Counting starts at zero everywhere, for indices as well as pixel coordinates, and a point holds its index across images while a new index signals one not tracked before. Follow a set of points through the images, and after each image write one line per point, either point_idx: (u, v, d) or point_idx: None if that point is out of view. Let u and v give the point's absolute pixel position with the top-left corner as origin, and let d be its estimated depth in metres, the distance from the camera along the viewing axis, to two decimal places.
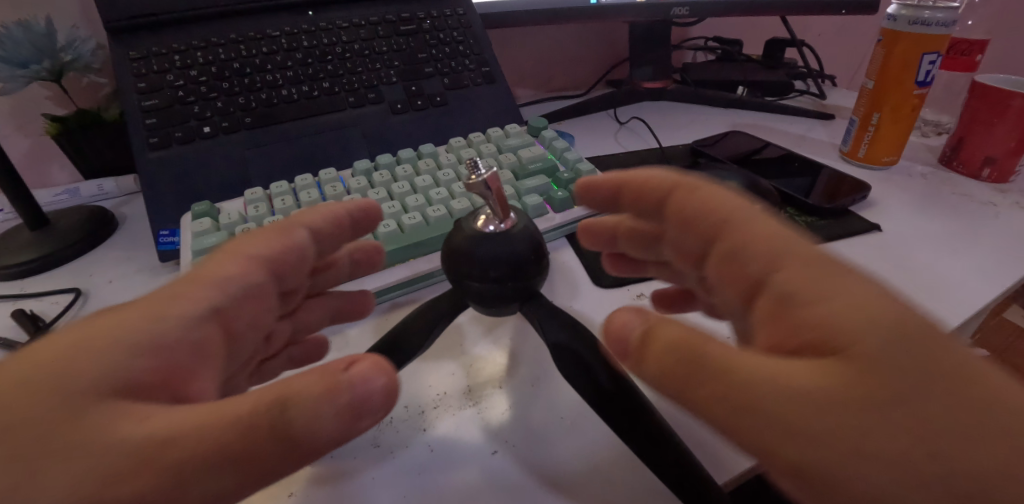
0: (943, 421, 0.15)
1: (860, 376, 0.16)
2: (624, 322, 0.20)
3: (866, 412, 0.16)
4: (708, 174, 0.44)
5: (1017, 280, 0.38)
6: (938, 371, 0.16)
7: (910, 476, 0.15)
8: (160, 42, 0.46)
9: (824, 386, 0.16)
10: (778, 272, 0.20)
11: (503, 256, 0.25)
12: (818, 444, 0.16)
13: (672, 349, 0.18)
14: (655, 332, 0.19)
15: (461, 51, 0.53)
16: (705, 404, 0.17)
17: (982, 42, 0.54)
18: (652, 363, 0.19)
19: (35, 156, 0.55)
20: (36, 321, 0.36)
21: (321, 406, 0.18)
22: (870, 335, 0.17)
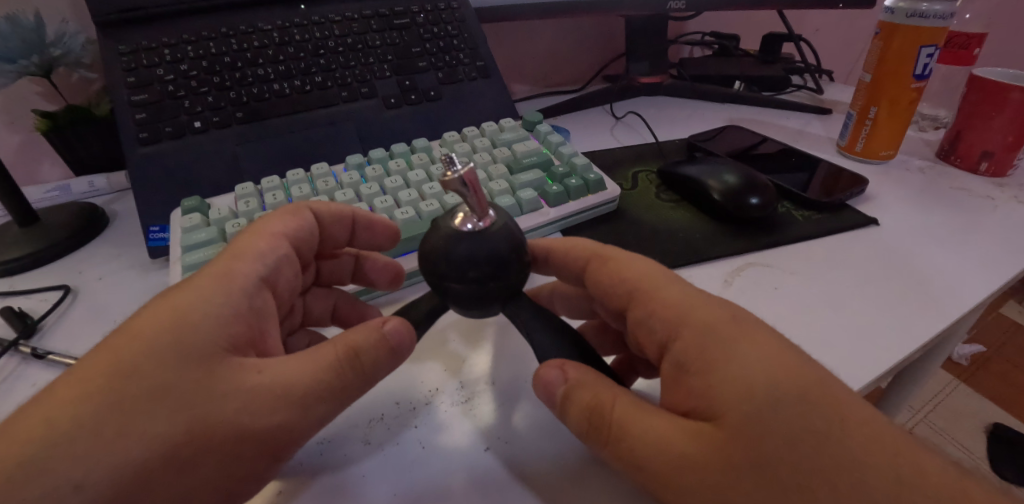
0: (791, 480, 0.19)
1: (726, 441, 0.20)
2: (547, 382, 0.24)
3: (728, 470, 0.20)
4: (704, 169, 0.44)
5: (1015, 274, 0.37)
6: (793, 435, 0.20)
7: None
8: (149, 36, 0.45)
9: (695, 450, 0.21)
10: (677, 341, 0.24)
11: (482, 255, 0.24)
12: (690, 494, 0.20)
13: (584, 410, 0.23)
14: (572, 394, 0.24)
15: (455, 45, 0.53)
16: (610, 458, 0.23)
17: (979, 36, 0.54)
18: (573, 418, 0.24)
19: (25, 152, 0.54)
20: (24, 318, 0.35)
21: (379, 346, 0.25)
22: (738, 406, 0.20)
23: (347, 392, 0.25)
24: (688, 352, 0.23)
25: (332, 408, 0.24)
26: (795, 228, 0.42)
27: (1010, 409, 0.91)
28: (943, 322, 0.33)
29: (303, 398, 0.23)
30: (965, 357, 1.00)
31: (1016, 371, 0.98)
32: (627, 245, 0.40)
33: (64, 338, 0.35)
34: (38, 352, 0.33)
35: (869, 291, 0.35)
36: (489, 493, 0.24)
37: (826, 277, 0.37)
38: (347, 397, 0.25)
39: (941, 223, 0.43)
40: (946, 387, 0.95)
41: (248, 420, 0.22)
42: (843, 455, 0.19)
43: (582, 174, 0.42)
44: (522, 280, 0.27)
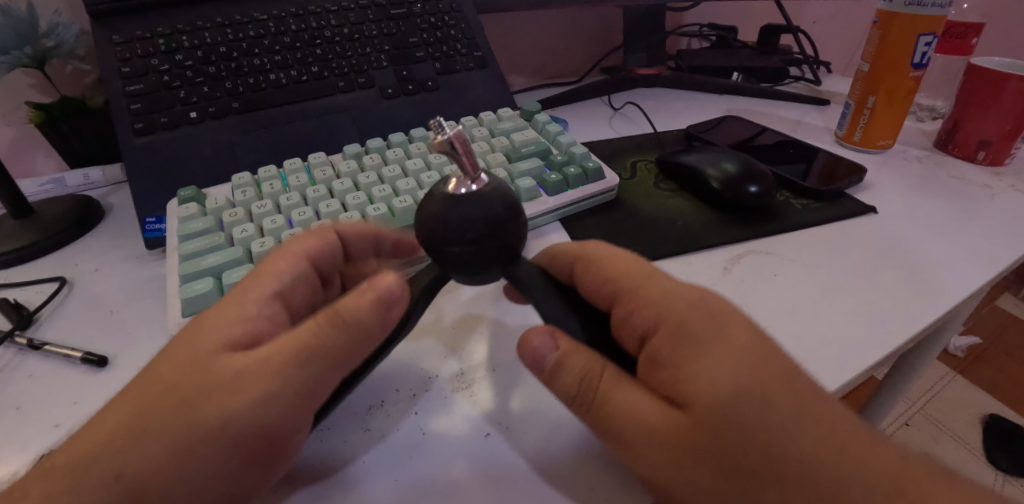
0: (748, 466, 0.20)
1: (691, 428, 0.21)
2: (537, 348, 0.24)
3: (693, 451, 0.20)
4: (703, 157, 0.44)
5: (1011, 261, 0.38)
6: (756, 430, 0.20)
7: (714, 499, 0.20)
8: (144, 26, 0.44)
9: (664, 428, 0.21)
10: (655, 338, 0.23)
11: (479, 219, 0.24)
12: (658, 467, 0.21)
13: (575, 379, 0.23)
14: (564, 363, 0.24)
15: (453, 35, 0.53)
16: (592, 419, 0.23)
17: (977, 25, 0.54)
18: (563, 386, 0.24)
19: (19, 145, 0.53)
20: (20, 310, 0.35)
21: (365, 308, 0.24)
22: (706, 397, 0.20)
23: (336, 354, 0.24)
24: (665, 347, 0.23)
25: (323, 377, 0.24)
26: (793, 216, 0.42)
27: (1005, 399, 0.92)
28: (939, 308, 0.33)
29: (282, 373, 0.23)
30: (961, 349, 1.00)
31: (1012, 364, 0.98)
32: (624, 233, 0.40)
33: (59, 329, 0.34)
34: (34, 344, 0.32)
35: (869, 279, 0.35)
36: (492, 482, 0.24)
37: (824, 264, 0.37)
38: (335, 361, 0.24)
39: (939, 212, 0.43)
40: (942, 379, 0.96)
41: (234, 409, 0.22)
42: (791, 465, 0.20)
43: (581, 163, 0.42)
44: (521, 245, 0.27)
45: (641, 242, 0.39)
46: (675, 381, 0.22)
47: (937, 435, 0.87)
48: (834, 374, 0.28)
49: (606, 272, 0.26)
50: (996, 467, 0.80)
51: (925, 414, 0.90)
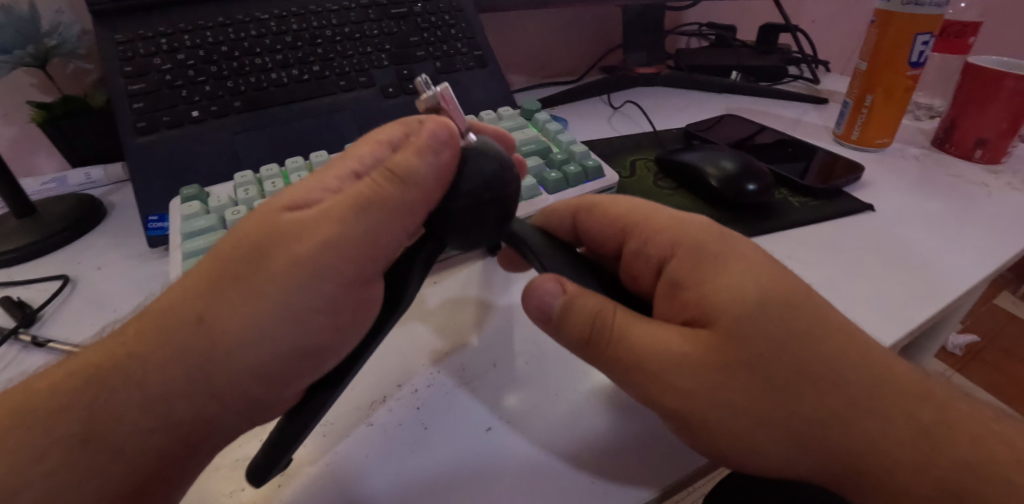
0: (778, 374, 0.22)
1: (723, 344, 0.22)
2: (544, 295, 0.25)
3: (728, 368, 0.22)
4: (703, 155, 0.44)
5: (1008, 257, 0.38)
6: (782, 339, 0.22)
7: (748, 414, 0.22)
8: (146, 26, 0.45)
9: (695, 355, 0.22)
10: (673, 262, 0.26)
11: (476, 177, 0.25)
12: (693, 393, 0.22)
13: (586, 319, 0.24)
14: (574, 303, 0.24)
15: (453, 34, 0.53)
16: (613, 355, 0.24)
17: (974, 24, 0.54)
18: (573, 328, 0.24)
19: (21, 144, 0.54)
20: (24, 308, 0.35)
21: (419, 161, 0.24)
22: (736, 311, 0.22)
23: (397, 206, 0.23)
24: (684, 269, 0.25)
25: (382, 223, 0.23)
26: (792, 214, 0.42)
27: (1003, 396, 0.93)
28: (936, 303, 0.33)
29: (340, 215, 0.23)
30: (960, 347, 1.01)
31: (1011, 361, 0.99)
32: None
33: (63, 327, 0.35)
34: (38, 341, 0.33)
35: (865, 276, 0.36)
36: (492, 476, 0.24)
37: (823, 261, 0.37)
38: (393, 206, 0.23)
39: (936, 209, 0.43)
40: (940, 376, 0.96)
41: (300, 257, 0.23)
42: (813, 368, 0.22)
43: (581, 161, 0.42)
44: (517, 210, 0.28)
45: None
46: (698, 301, 0.24)
47: None
48: None
49: (615, 212, 0.30)
50: None
51: None
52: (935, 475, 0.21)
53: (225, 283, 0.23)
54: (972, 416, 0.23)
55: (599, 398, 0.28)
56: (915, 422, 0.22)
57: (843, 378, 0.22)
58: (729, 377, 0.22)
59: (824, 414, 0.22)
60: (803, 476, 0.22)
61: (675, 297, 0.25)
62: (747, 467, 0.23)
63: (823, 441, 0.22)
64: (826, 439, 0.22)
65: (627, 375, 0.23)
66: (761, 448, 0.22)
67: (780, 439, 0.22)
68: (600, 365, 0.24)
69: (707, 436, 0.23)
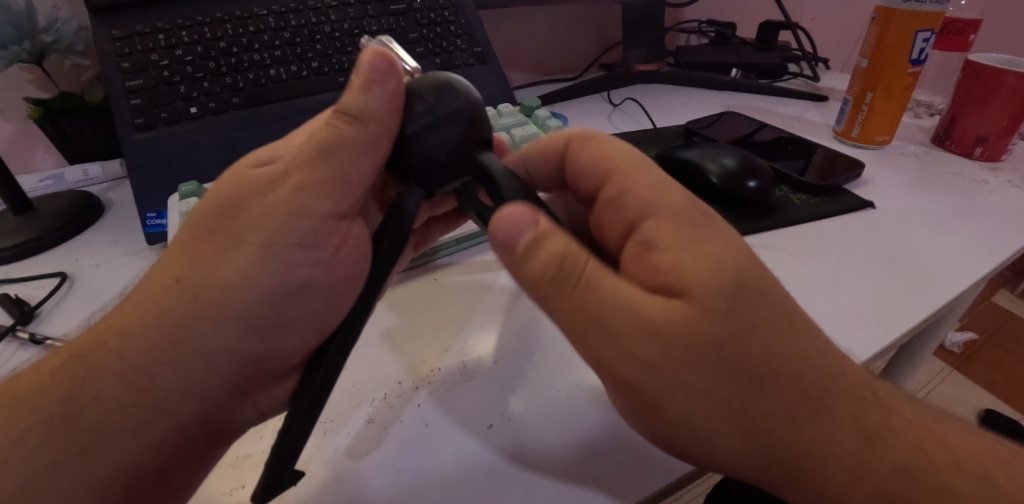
0: (744, 360, 0.21)
1: (695, 316, 0.21)
2: (514, 219, 0.23)
3: (697, 345, 0.21)
4: (702, 152, 0.44)
5: (1007, 255, 0.38)
6: (753, 321, 0.21)
7: (709, 396, 0.21)
8: (143, 22, 0.44)
9: (666, 326, 0.21)
10: (651, 222, 0.24)
11: (417, 102, 0.25)
12: (654, 365, 0.21)
13: (552, 260, 0.22)
14: (545, 240, 0.23)
15: (452, 31, 0.53)
16: (572, 304, 0.22)
17: (974, 22, 0.54)
18: (535, 266, 0.23)
19: (18, 141, 0.53)
20: (22, 305, 0.35)
21: (366, 94, 0.25)
22: (710, 286, 0.21)
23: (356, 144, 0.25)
24: (661, 229, 0.23)
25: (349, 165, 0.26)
26: (791, 211, 0.42)
27: (1001, 394, 0.93)
28: (937, 301, 0.33)
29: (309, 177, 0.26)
30: (957, 345, 1.01)
31: (1008, 359, 0.99)
32: None
33: (61, 323, 0.34)
34: (36, 338, 0.33)
35: (864, 274, 0.36)
36: (502, 475, 0.24)
37: (823, 258, 0.37)
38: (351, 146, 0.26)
39: (937, 207, 0.43)
40: (938, 374, 0.96)
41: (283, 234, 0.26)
42: (781, 358, 0.21)
43: None
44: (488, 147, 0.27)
45: None
46: (670, 269, 0.22)
47: None
48: None
49: (597, 151, 0.29)
50: None
51: None
52: (867, 482, 0.22)
53: (219, 264, 0.26)
54: (915, 422, 0.24)
55: (595, 395, 0.28)
56: (854, 425, 0.22)
57: (803, 371, 0.22)
58: (692, 355, 0.21)
59: (779, 403, 0.21)
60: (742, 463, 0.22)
61: (640, 259, 0.23)
62: (680, 444, 0.23)
63: (768, 433, 0.21)
64: (766, 431, 0.21)
65: (586, 330, 0.22)
66: (703, 430, 0.22)
67: (723, 424, 0.21)
68: (557, 312, 0.23)
69: (656, 407, 0.22)
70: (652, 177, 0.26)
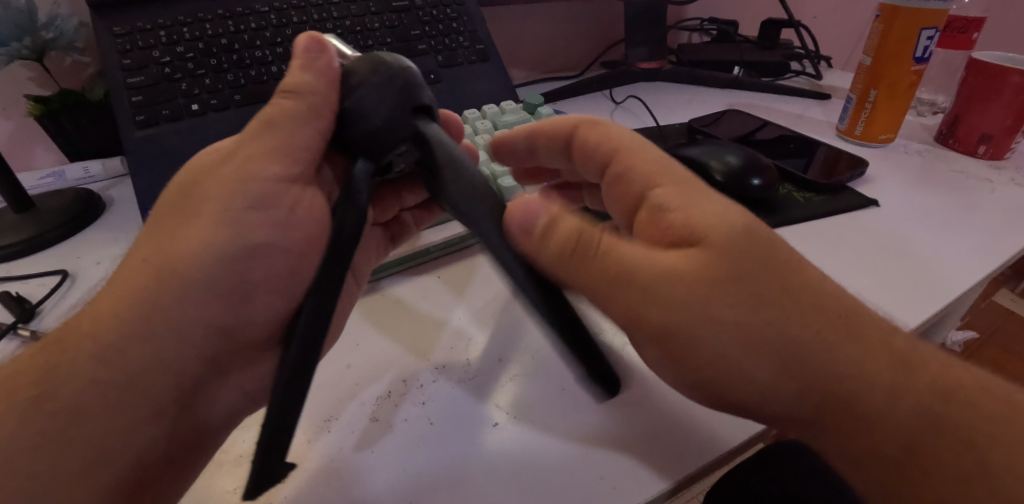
0: (768, 294, 0.22)
1: (714, 258, 0.22)
2: (527, 210, 0.24)
3: (722, 281, 0.22)
4: (706, 150, 0.44)
5: (1011, 253, 0.38)
6: (764, 260, 0.23)
7: (744, 330, 0.22)
8: (145, 18, 0.44)
9: (689, 269, 0.22)
10: (659, 189, 0.25)
11: (353, 79, 0.26)
12: (689, 304, 0.22)
13: (571, 233, 0.24)
14: (558, 221, 0.24)
15: (455, 28, 0.52)
16: (588, 277, 0.23)
17: (978, 20, 0.54)
18: (556, 244, 0.24)
19: (18, 138, 0.53)
20: (22, 302, 0.35)
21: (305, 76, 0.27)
22: (721, 232, 0.23)
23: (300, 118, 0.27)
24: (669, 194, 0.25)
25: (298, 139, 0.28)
26: (794, 209, 0.42)
27: None
28: (942, 299, 0.33)
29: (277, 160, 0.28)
30: (958, 344, 1.01)
31: (1009, 358, 0.99)
32: None
33: (62, 321, 0.34)
34: (37, 335, 0.32)
35: (872, 266, 0.36)
36: (510, 474, 0.24)
37: (826, 256, 0.37)
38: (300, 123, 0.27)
39: (940, 205, 0.43)
40: None
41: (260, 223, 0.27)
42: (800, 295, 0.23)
43: None
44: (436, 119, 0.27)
45: None
46: (686, 223, 0.23)
47: None
48: None
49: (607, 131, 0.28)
50: None
51: None
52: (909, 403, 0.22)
53: None
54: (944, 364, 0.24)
55: None
56: (892, 352, 0.23)
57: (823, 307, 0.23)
58: (720, 287, 0.22)
59: (809, 336, 0.22)
60: (794, 405, 0.22)
61: (655, 220, 0.25)
62: (733, 397, 0.23)
63: (813, 366, 0.22)
64: (812, 363, 0.22)
65: (612, 291, 0.23)
66: (750, 374, 0.22)
67: (763, 362, 0.22)
68: (579, 284, 0.24)
69: (694, 355, 0.22)
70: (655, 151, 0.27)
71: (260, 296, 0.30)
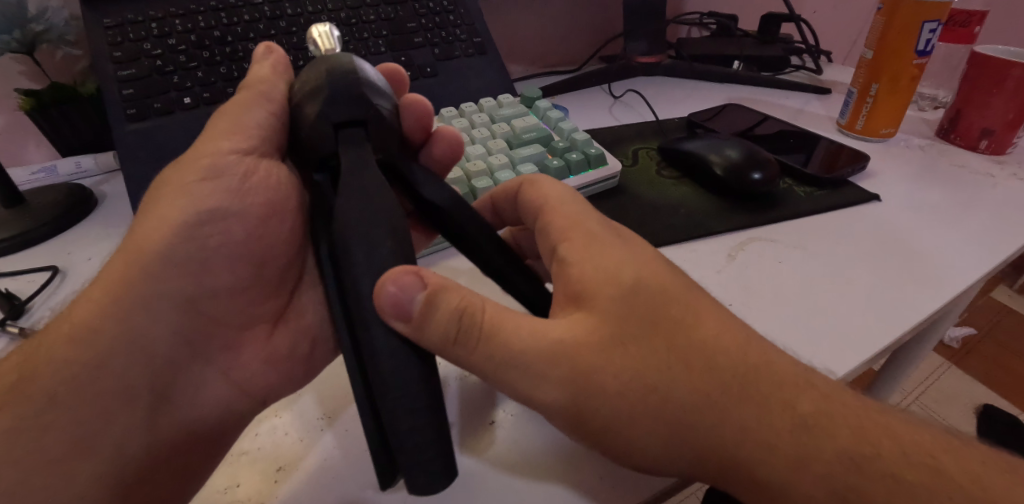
0: (649, 357, 0.22)
1: (601, 320, 0.22)
2: (398, 292, 0.20)
3: (611, 346, 0.22)
4: (705, 144, 0.43)
5: (1013, 251, 0.37)
6: (652, 321, 0.22)
7: (626, 392, 0.21)
8: (136, 10, 0.43)
9: (576, 335, 0.22)
10: (565, 243, 0.25)
11: (301, 85, 0.28)
12: (575, 370, 0.21)
13: (451, 315, 0.22)
14: (437, 298, 0.21)
15: (451, 21, 0.52)
16: (474, 361, 0.22)
17: (980, 13, 0.54)
18: (436, 327, 0.21)
19: (9, 134, 0.52)
20: (12, 298, 0.34)
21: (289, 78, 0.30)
22: (607, 294, 0.23)
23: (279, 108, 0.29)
24: (573, 249, 0.25)
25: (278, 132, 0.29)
26: (794, 205, 0.41)
27: (999, 390, 0.93)
28: (943, 296, 0.33)
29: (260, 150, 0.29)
30: (956, 340, 1.01)
31: (1005, 354, 0.99)
32: (628, 220, 0.39)
33: (52, 318, 0.34)
34: (26, 332, 0.32)
35: (825, 295, 0.33)
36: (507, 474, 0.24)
37: (827, 251, 0.37)
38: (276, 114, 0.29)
39: (944, 200, 0.43)
40: (936, 369, 0.96)
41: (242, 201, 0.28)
42: (702, 350, 0.22)
43: (583, 149, 0.42)
44: (385, 130, 0.27)
45: (648, 228, 0.38)
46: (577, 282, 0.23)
47: None
48: (851, 357, 0.28)
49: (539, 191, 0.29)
50: None
51: (919, 404, 0.90)
52: (812, 468, 0.21)
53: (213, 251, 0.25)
54: (855, 407, 0.23)
55: None
56: (790, 414, 0.22)
57: (713, 366, 0.22)
58: (603, 347, 0.22)
59: (699, 401, 0.21)
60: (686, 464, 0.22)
61: (558, 276, 0.25)
62: (634, 454, 0.22)
63: (699, 430, 0.21)
64: (698, 430, 0.21)
65: (500, 373, 0.22)
66: (641, 441, 0.22)
67: (655, 431, 0.22)
68: (469, 365, 0.22)
69: (589, 423, 0.22)
70: (569, 208, 0.27)
71: (252, 292, 0.30)
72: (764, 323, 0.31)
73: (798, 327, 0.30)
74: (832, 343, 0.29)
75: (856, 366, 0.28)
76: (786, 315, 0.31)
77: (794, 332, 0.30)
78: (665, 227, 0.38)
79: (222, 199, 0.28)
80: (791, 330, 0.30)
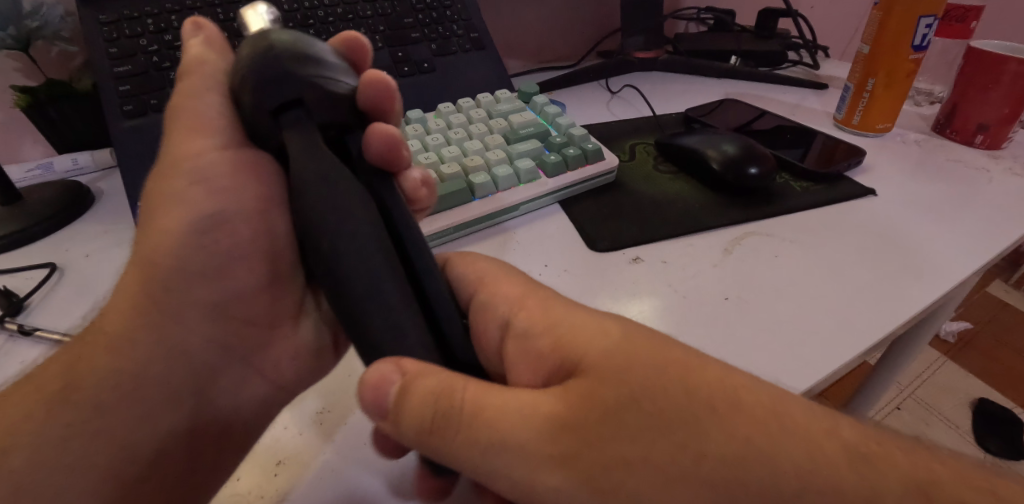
0: (680, 406, 0.18)
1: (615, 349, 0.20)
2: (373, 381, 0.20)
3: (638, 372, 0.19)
4: (701, 140, 0.44)
5: (1005, 245, 0.38)
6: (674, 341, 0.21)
7: (664, 461, 0.18)
8: (133, 5, 0.43)
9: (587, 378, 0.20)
10: (527, 312, 0.24)
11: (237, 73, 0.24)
12: (595, 443, 0.18)
13: (429, 401, 0.20)
14: (413, 385, 0.20)
15: (448, 16, 0.52)
16: (465, 442, 0.19)
17: (976, 8, 0.54)
18: (413, 417, 0.20)
19: (5, 130, 0.52)
20: (10, 296, 0.34)
21: None
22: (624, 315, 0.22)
23: None
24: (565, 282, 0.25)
25: None
26: (790, 200, 0.41)
27: (996, 385, 0.93)
28: (936, 292, 0.33)
29: None
30: (953, 334, 1.01)
31: (1002, 349, 1.00)
32: (623, 217, 0.39)
33: (50, 315, 0.34)
34: (24, 329, 0.32)
35: (823, 294, 0.33)
36: None
37: (822, 246, 0.37)
38: None
39: (937, 193, 0.43)
40: (932, 364, 0.97)
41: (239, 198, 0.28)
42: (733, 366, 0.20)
43: (580, 144, 0.42)
44: (335, 104, 0.24)
45: (640, 225, 0.38)
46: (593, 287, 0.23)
47: (926, 420, 0.87)
48: (842, 351, 0.29)
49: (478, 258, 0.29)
50: (985, 450, 0.81)
51: (915, 397, 0.91)
52: None
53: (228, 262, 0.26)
54: None
55: None
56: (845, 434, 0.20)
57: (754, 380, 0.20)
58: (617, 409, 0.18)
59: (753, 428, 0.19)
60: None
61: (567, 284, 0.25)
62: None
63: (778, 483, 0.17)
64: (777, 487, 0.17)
65: (498, 456, 0.19)
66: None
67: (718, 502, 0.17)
68: (460, 454, 0.20)
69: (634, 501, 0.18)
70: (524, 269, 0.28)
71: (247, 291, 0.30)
72: (755, 317, 0.31)
73: (791, 325, 0.30)
74: (825, 341, 0.29)
75: (844, 361, 0.28)
76: (776, 311, 0.31)
77: (783, 329, 0.30)
78: (658, 222, 0.39)
79: (211, 193, 0.27)
80: (777, 326, 0.30)
